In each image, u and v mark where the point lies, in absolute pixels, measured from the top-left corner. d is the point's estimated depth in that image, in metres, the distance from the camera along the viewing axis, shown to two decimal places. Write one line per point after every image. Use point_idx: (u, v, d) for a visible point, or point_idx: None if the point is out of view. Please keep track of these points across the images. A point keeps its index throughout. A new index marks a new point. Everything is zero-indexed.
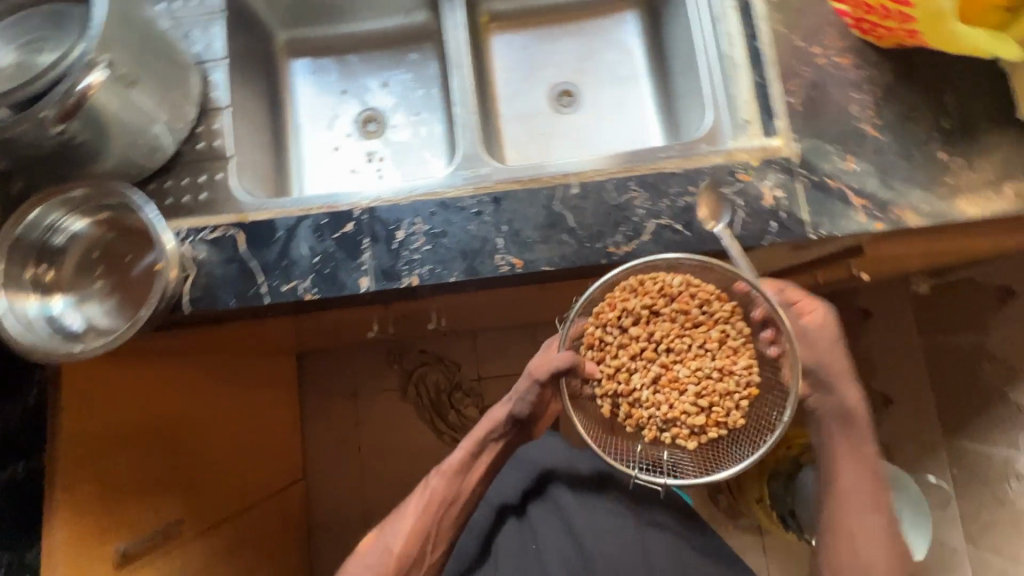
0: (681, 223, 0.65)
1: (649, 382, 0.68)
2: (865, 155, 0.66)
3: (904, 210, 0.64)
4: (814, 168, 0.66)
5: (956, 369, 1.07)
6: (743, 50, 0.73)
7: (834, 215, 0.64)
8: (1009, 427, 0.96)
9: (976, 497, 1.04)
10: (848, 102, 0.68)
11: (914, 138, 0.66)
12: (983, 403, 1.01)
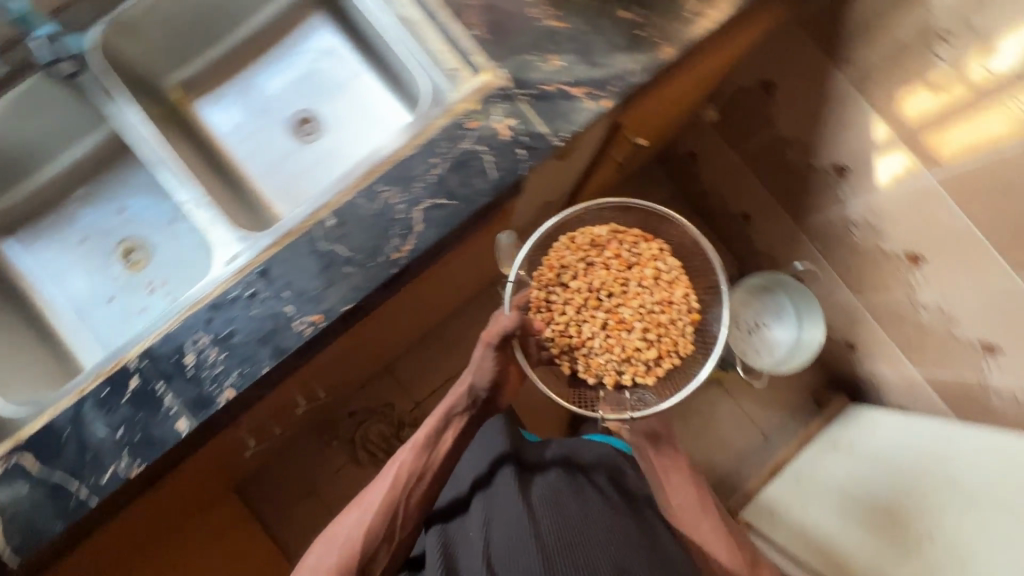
0: (445, 192, 0.71)
1: (600, 325, 0.97)
2: (564, 48, 0.73)
3: (614, 81, 0.71)
4: (527, 83, 0.72)
5: (768, 159, 1.29)
6: (412, 7, 0.79)
7: (565, 114, 0.71)
8: (835, 188, 1.18)
9: (833, 245, 1.26)
10: (529, 12, 0.75)
11: (595, 13, 0.74)
12: (796, 173, 1.24)
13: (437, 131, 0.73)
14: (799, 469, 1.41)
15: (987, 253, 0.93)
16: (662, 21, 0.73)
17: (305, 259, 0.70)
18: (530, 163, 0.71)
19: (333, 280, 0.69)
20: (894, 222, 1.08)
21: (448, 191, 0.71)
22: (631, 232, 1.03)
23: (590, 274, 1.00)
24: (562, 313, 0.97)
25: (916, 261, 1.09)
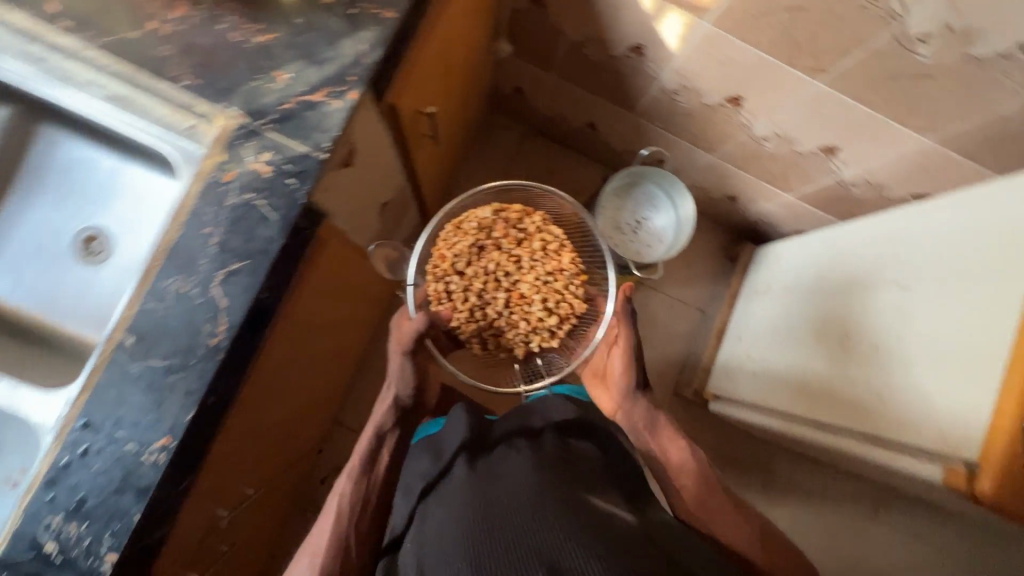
0: (191, 363, 0.56)
1: (503, 304, 0.96)
2: (299, 81, 0.60)
3: (321, 95, 0.59)
4: (285, 150, 0.59)
5: (560, 54, 1.12)
6: (81, 65, 0.61)
7: (297, 165, 0.59)
8: (641, 71, 1.06)
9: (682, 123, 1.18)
10: (225, 38, 0.60)
11: (320, 19, 0.61)
12: (596, 84, 1.20)
13: (196, 201, 0.58)
14: (735, 327, 1.40)
15: (881, 121, 0.89)
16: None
17: (92, 451, 0.54)
18: (271, 208, 0.58)
19: (184, 367, 0.56)
20: (697, 74, 0.99)
21: (216, 317, 0.57)
22: (514, 208, 0.99)
23: (482, 258, 0.97)
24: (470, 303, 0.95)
25: (738, 102, 1.01)
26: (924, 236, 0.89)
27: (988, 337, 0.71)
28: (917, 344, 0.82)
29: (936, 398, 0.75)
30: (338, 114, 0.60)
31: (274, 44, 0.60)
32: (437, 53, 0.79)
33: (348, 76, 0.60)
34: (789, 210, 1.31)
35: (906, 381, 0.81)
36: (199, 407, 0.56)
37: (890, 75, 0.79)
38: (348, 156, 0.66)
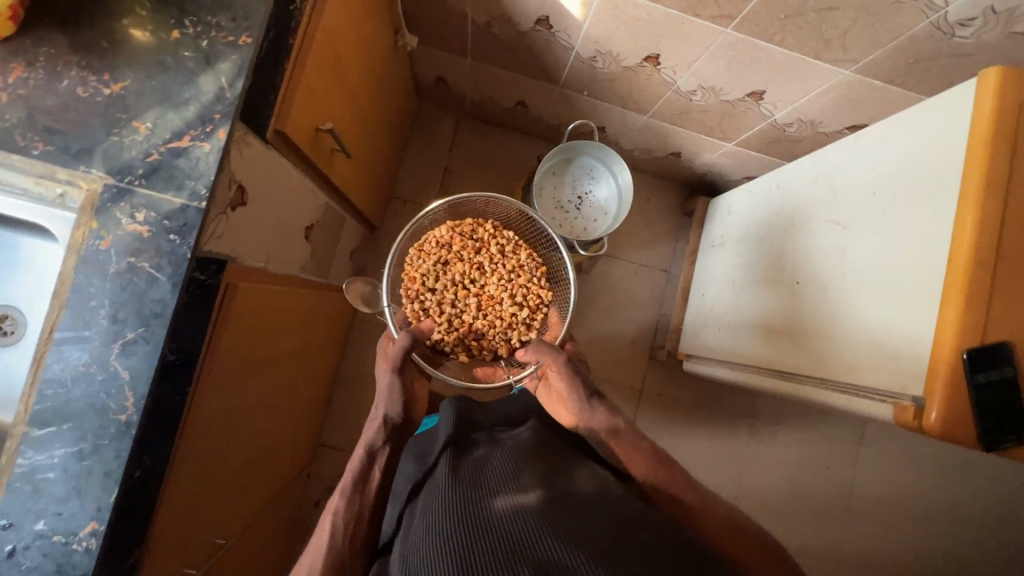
0: (110, 433, 0.54)
1: (476, 308, 0.96)
2: (168, 132, 0.56)
3: (198, 150, 0.56)
4: (165, 207, 0.56)
5: (468, 36, 1.08)
6: None
7: (185, 226, 0.56)
8: (554, 43, 1.02)
9: (602, 89, 1.14)
10: (75, 97, 0.55)
11: (175, 68, 0.56)
12: (510, 64, 1.16)
13: (75, 273, 0.54)
14: (698, 283, 1.39)
15: (800, 61, 0.86)
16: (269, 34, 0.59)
17: (18, 549, 0.53)
18: (157, 269, 0.55)
19: (98, 448, 0.54)
20: (609, 38, 0.95)
21: (121, 392, 0.54)
22: (466, 221, 1.01)
23: (448, 271, 0.98)
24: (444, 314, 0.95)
25: (657, 61, 0.97)
26: (859, 170, 0.88)
27: (925, 267, 0.71)
28: (861, 283, 0.82)
29: (882, 334, 0.76)
30: (210, 159, 0.56)
31: (127, 92, 0.56)
32: (323, 72, 0.75)
33: (216, 115, 0.56)
34: (732, 157, 1.28)
35: (856, 321, 0.81)
36: (124, 480, 0.55)
37: (796, 12, 0.75)
38: (238, 202, 0.63)
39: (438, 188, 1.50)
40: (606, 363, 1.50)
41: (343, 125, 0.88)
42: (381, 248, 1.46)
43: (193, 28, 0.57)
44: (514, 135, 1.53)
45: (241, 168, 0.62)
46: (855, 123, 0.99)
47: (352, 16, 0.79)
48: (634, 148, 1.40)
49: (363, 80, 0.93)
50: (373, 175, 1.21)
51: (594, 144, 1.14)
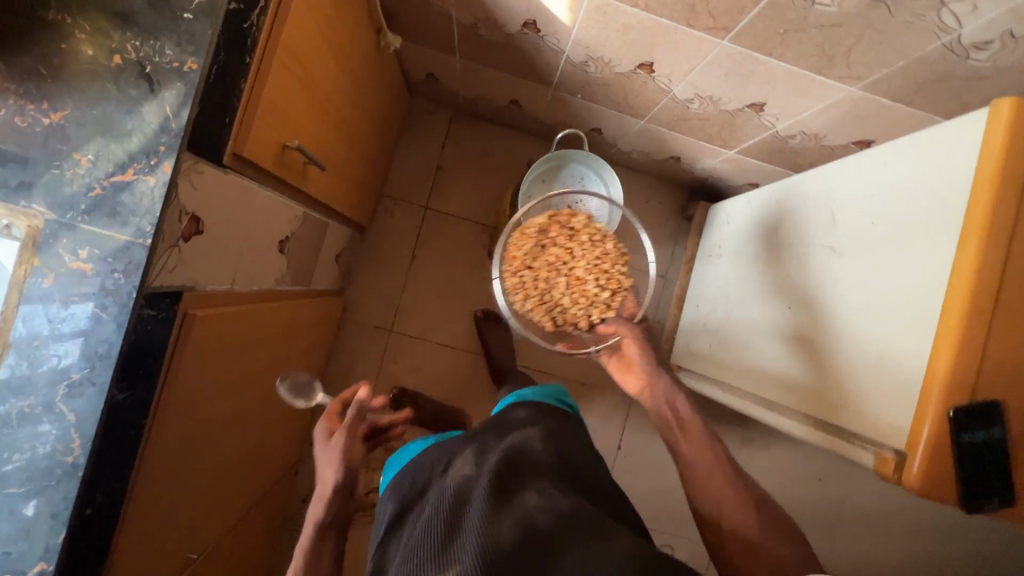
0: (55, 475, 0.54)
1: (566, 286, 0.88)
2: (111, 165, 0.53)
3: (142, 184, 0.53)
4: (108, 244, 0.53)
5: (455, 36, 1.03)
6: None
7: (130, 264, 0.54)
8: (544, 46, 0.96)
9: (597, 92, 1.09)
10: (11, 127, 0.52)
11: (121, 93, 0.53)
12: (501, 65, 1.10)
13: (15, 311, 0.53)
14: (693, 293, 1.35)
15: (802, 75, 0.80)
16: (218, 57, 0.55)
17: None
18: (102, 310, 0.53)
19: (44, 489, 0.54)
20: (600, 45, 0.89)
21: (67, 434, 0.54)
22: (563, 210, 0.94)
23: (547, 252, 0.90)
24: (537, 293, 0.88)
25: (651, 68, 0.92)
26: (860, 194, 0.83)
27: (916, 312, 0.67)
28: (851, 318, 0.78)
29: (868, 376, 0.72)
30: (156, 194, 0.54)
31: (68, 122, 0.53)
32: (289, 88, 0.71)
33: (161, 147, 0.54)
34: (734, 164, 1.22)
35: (844, 358, 0.77)
36: (74, 516, 0.55)
37: (797, 27, 0.69)
38: (193, 231, 0.61)
39: (429, 187, 1.46)
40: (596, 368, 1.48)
41: (315, 137, 0.85)
42: (370, 247, 1.43)
43: (135, 51, 0.53)
44: (509, 132, 1.47)
45: (194, 198, 0.59)
46: (862, 138, 0.93)
47: (322, 25, 0.75)
48: (632, 150, 1.34)
49: (338, 88, 0.89)
50: (358, 176, 1.17)
51: (583, 152, 1.12)
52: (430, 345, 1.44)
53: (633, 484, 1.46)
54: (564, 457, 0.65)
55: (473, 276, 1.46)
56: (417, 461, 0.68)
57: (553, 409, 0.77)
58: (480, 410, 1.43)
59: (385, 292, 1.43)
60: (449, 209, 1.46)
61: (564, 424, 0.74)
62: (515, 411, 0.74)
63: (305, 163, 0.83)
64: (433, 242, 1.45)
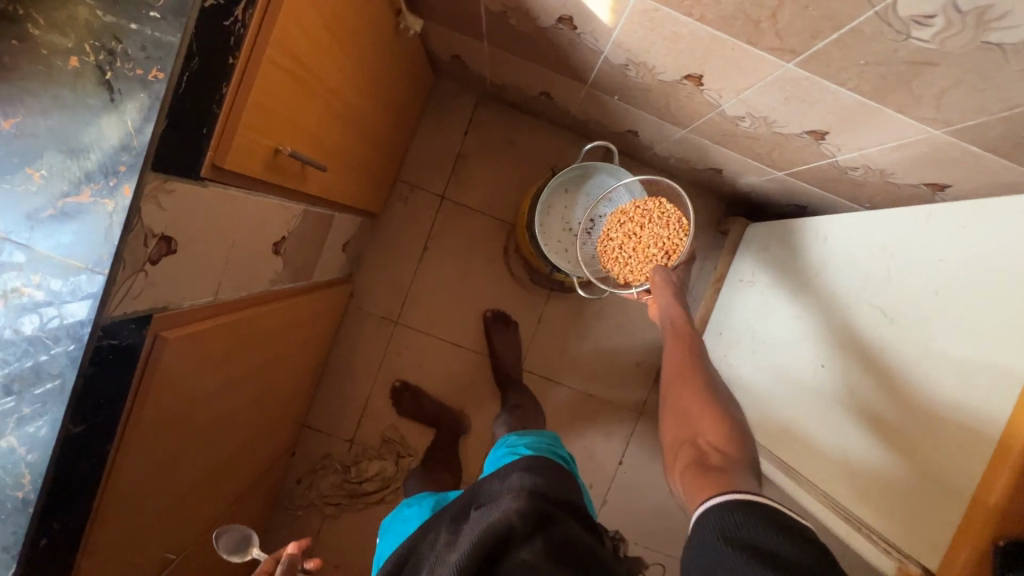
0: (11, 502, 0.52)
1: (630, 252, 1.09)
2: (66, 183, 0.48)
3: (100, 207, 0.48)
4: (66, 271, 0.49)
5: (483, 22, 0.92)
6: None
7: (92, 297, 0.49)
8: (580, 44, 0.85)
9: (636, 96, 0.98)
10: None
11: (80, 104, 0.48)
12: (533, 56, 0.99)
13: None
14: (717, 319, 1.25)
15: (877, 110, 0.68)
16: (189, 63, 0.48)
17: None
18: (55, 342, 0.50)
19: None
20: (644, 50, 0.78)
21: (17, 468, 0.52)
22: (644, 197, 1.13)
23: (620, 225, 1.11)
24: (619, 258, 1.10)
25: (699, 80, 0.80)
26: (922, 258, 0.72)
27: (982, 422, 0.59)
28: (901, 405, 0.70)
29: (922, 479, 0.66)
30: (114, 220, 0.48)
31: (21, 130, 0.48)
32: (284, 89, 0.63)
33: (121, 167, 0.48)
34: (782, 185, 1.10)
35: (892, 449, 0.70)
36: (25, 546, 0.54)
37: (882, 60, 0.58)
38: (163, 252, 0.55)
39: (448, 175, 1.37)
40: (604, 381, 1.41)
41: (316, 135, 0.77)
42: (382, 234, 1.37)
43: (96, 55, 0.47)
44: (538, 122, 1.37)
45: (162, 219, 0.53)
46: (937, 182, 0.80)
47: (326, 16, 0.66)
48: (670, 156, 1.22)
49: (347, 80, 0.81)
50: (371, 166, 1.09)
51: (610, 165, 1.15)
52: (435, 340, 1.39)
53: (632, 503, 1.41)
54: (544, 524, 0.61)
55: (485, 273, 1.39)
56: (411, 540, 0.68)
57: (553, 469, 0.71)
58: (481, 411, 1.39)
59: (394, 282, 1.38)
60: (467, 200, 1.38)
61: (563, 491, 0.68)
62: (507, 476, 0.68)
63: (304, 165, 0.76)
64: (447, 234, 1.38)
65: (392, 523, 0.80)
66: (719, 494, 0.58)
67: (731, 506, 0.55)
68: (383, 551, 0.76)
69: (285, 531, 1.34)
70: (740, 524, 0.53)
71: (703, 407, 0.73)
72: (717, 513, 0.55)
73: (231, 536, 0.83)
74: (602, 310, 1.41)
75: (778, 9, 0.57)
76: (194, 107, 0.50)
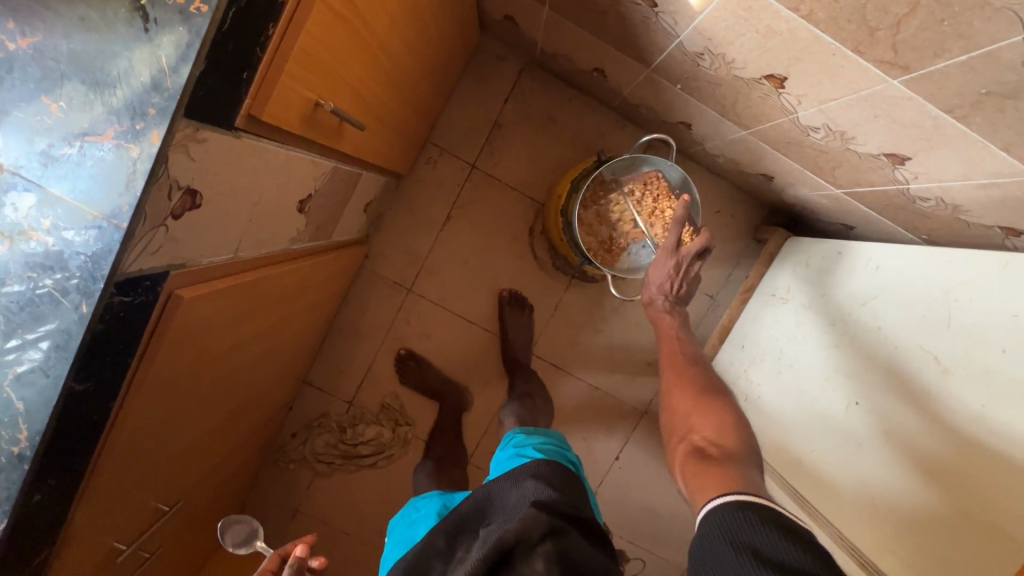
0: (7, 457, 0.49)
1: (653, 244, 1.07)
2: (86, 120, 0.43)
3: (122, 152, 0.43)
4: (83, 219, 0.44)
5: None
6: None
7: (110, 253, 0.45)
8: (655, 23, 0.78)
9: (700, 88, 0.90)
10: None
11: (108, 32, 0.42)
12: (595, 30, 0.92)
13: None
14: (740, 331, 1.21)
15: (977, 144, 0.62)
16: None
17: None
18: (62, 294, 0.46)
19: None
20: (727, 41, 0.70)
21: (15, 423, 0.48)
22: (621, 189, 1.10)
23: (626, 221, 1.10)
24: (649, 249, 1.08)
25: (781, 83, 0.73)
26: (989, 307, 0.68)
27: None
28: (956, 462, 0.67)
29: (972, 543, 0.64)
30: (138, 168, 0.43)
31: (39, 53, 0.43)
32: (332, 36, 0.57)
33: (150, 109, 0.42)
34: (835, 203, 1.04)
35: (938, 507, 0.68)
36: (19, 503, 0.50)
37: (1008, 92, 0.51)
38: (187, 207, 0.50)
39: (481, 143, 1.30)
40: (612, 375, 1.38)
41: (358, 90, 0.71)
42: (405, 197, 1.31)
43: None
44: (582, 99, 1.29)
45: (190, 171, 0.47)
46: (1013, 226, 0.73)
47: None
48: (719, 155, 1.16)
49: (397, 31, 0.74)
50: (406, 126, 1.02)
51: (661, 160, 1.09)
52: (447, 313, 1.35)
53: (623, 498, 1.40)
54: (553, 539, 0.57)
55: (507, 251, 1.34)
56: (417, 550, 0.65)
57: (565, 479, 0.68)
58: (485, 390, 1.36)
59: (412, 248, 1.33)
60: (497, 172, 1.31)
61: (575, 503, 0.64)
62: (520, 484, 0.65)
63: (342, 122, 0.69)
64: (472, 206, 1.32)
65: (398, 527, 0.81)
66: (721, 495, 0.54)
67: (731, 508, 0.51)
68: (394, 555, 0.75)
69: (275, 483, 1.33)
70: (742, 526, 0.49)
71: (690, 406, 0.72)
72: (717, 517, 0.51)
73: (239, 527, 0.92)
74: (621, 304, 1.36)
75: (906, 18, 0.50)
76: (237, 49, 0.44)
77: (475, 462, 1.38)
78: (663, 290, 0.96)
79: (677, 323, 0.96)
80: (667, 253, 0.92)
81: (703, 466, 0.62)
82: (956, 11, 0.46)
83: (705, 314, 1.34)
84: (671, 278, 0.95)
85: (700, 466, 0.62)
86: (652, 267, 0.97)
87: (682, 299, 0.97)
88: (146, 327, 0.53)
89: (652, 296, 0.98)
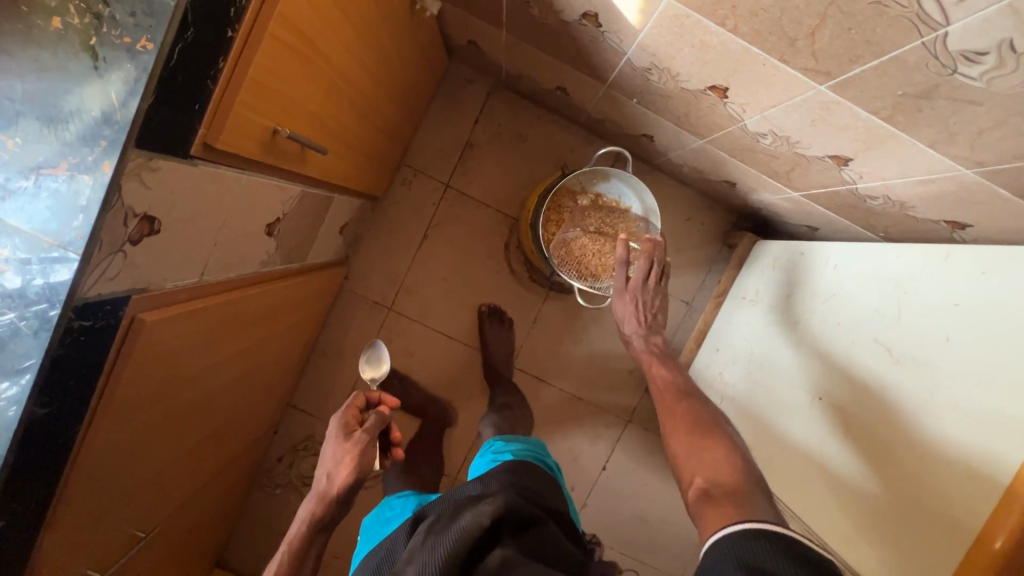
0: None
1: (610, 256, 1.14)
2: (43, 155, 0.46)
3: (77, 185, 0.45)
4: (42, 245, 0.46)
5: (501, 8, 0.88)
6: None
7: (74, 280, 0.47)
8: (603, 42, 0.82)
9: (654, 101, 0.94)
10: None
11: (65, 73, 0.45)
12: (550, 50, 0.95)
13: None
14: (715, 335, 1.23)
15: (905, 144, 0.64)
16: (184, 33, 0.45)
17: None
18: (20, 321, 0.48)
19: None
20: (669, 56, 0.74)
21: None
22: (566, 199, 1.17)
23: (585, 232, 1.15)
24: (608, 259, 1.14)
25: (724, 93, 0.76)
26: (935, 296, 0.71)
27: (986, 478, 0.58)
28: (903, 447, 0.69)
29: (915, 523, 0.66)
30: (93, 197, 0.45)
31: None
32: (288, 67, 0.60)
33: (102, 141, 0.45)
34: (795, 206, 1.07)
35: (886, 492, 0.70)
36: None
37: (922, 93, 0.54)
38: (145, 232, 0.52)
39: (455, 163, 1.33)
40: (595, 385, 1.39)
41: (320, 115, 0.74)
42: (382, 218, 1.34)
43: (82, 18, 0.44)
44: (550, 117, 1.33)
45: (146, 198, 0.50)
46: (957, 220, 0.76)
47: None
48: (683, 164, 1.19)
49: (357, 61, 0.77)
50: (374, 152, 1.06)
51: (623, 172, 1.15)
52: (427, 330, 1.37)
53: (612, 509, 1.40)
54: (530, 530, 0.60)
55: (484, 267, 1.36)
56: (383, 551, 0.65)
57: (530, 478, 0.71)
58: (468, 406, 1.37)
59: (390, 267, 1.35)
60: (471, 191, 1.34)
61: (542, 499, 0.67)
62: (490, 482, 0.67)
63: (304, 147, 0.72)
64: (449, 224, 1.35)
65: (371, 524, 0.81)
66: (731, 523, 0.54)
67: (746, 535, 0.52)
68: (363, 549, 0.77)
69: (260, 507, 1.33)
70: (752, 552, 0.49)
71: (692, 442, 0.72)
72: (731, 541, 0.52)
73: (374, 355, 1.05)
74: (598, 314, 1.38)
75: (818, 28, 0.53)
76: (186, 82, 0.46)
77: (461, 479, 1.37)
78: (640, 321, 0.98)
79: (657, 355, 0.95)
80: (639, 287, 0.98)
81: (700, 508, 0.61)
82: (860, 20, 0.49)
83: (682, 320, 1.36)
84: (638, 310, 0.99)
85: (702, 510, 0.61)
86: (619, 308, 1.01)
87: (659, 325, 0.99)
88: (110, 348, 0.55)
89: (632, 337, 1.00)
